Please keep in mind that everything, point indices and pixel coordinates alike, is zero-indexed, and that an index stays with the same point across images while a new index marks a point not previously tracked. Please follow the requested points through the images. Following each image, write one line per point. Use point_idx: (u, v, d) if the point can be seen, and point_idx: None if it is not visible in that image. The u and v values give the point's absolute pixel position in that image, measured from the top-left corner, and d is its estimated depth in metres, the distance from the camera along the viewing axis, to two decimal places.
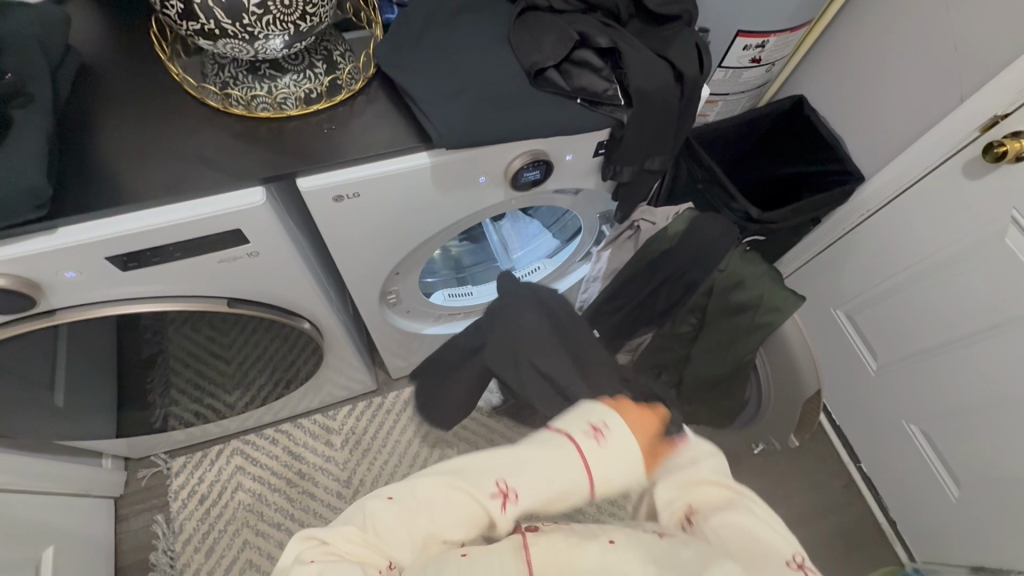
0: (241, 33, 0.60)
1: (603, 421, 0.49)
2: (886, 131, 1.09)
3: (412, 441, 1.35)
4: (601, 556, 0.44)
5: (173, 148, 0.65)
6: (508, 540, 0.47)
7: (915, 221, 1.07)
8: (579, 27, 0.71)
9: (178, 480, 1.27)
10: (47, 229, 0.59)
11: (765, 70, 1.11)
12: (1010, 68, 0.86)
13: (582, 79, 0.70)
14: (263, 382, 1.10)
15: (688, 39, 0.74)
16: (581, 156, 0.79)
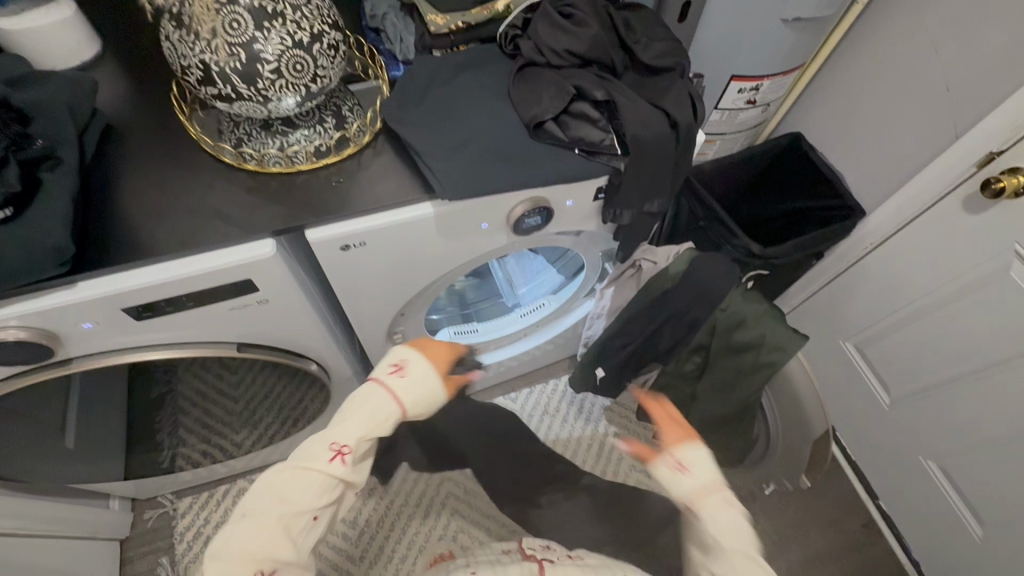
0: (255, 95, 0.64)
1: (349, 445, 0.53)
2: (884, 166, 1.11)
3: (418, 480, 1.34)
4: None
5: (190, 203, 0.68)
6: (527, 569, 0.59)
7: (918, 257, 1.07)
8: (576, 80, 0.74)
9: (184, 521, 1.27)
10: (69, 282, 0.62)
11: (760, 110, 1.14)
12: (1003, 106, 0.88)
13: (579, 130, 0.72)
14: (269, 423, 1.11)
15: (681, 88, 0.78)
16: (581, 201, 0.81)
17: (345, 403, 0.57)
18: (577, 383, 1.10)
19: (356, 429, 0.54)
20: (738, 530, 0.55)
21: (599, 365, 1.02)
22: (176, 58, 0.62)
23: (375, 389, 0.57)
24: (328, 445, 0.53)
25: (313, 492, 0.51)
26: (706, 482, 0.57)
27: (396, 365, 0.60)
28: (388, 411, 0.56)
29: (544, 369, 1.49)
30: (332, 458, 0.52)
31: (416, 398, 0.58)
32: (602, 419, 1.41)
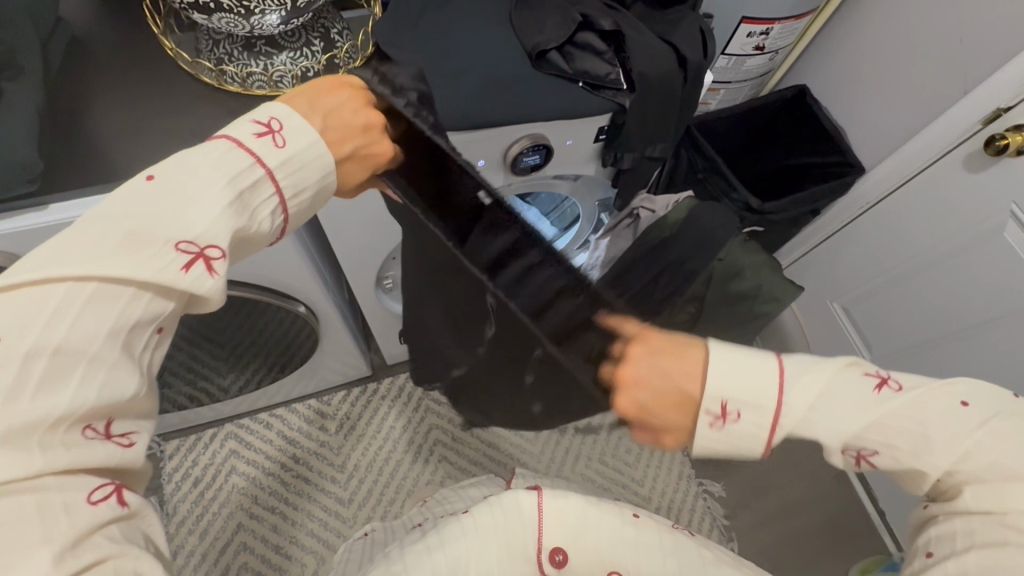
0: (236, 7, 0.59)
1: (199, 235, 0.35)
2: (888, 122, 1.09)
3: (407, 427, 1.36)
4: (618, 527, 0.50)
5: (167, 124, 0.64)
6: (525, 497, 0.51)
7: (914, 216, 1.07)
8: (581, 9, 0.69)
9: (172, 463, 1.27)
10: (40, 204, 0.57)
11: (767, 59, 1.10)
12: (1016, 60, 0.86)
13: (584, 62, 0.69)
14: (257, 367, 1.11)
15: (692, 23, 0.74)
16: (582, 142, 0.77)
17: (179, 170, 0.37)
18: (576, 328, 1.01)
19: (223, 219, 0.36)
20: (887, 410, 0.38)
21: None
22: None
23: (245, 155, 0.39)
24: (178, 244, 0.34)
25: (149, 299, 0.34)
26: (766, 419, 0.40)
27: (271, 130, 0.42)
28: (264, 201, 0.40)
29: None
30: (190, 265, 0.34)
31: (302, 192, 0.43)
32: None
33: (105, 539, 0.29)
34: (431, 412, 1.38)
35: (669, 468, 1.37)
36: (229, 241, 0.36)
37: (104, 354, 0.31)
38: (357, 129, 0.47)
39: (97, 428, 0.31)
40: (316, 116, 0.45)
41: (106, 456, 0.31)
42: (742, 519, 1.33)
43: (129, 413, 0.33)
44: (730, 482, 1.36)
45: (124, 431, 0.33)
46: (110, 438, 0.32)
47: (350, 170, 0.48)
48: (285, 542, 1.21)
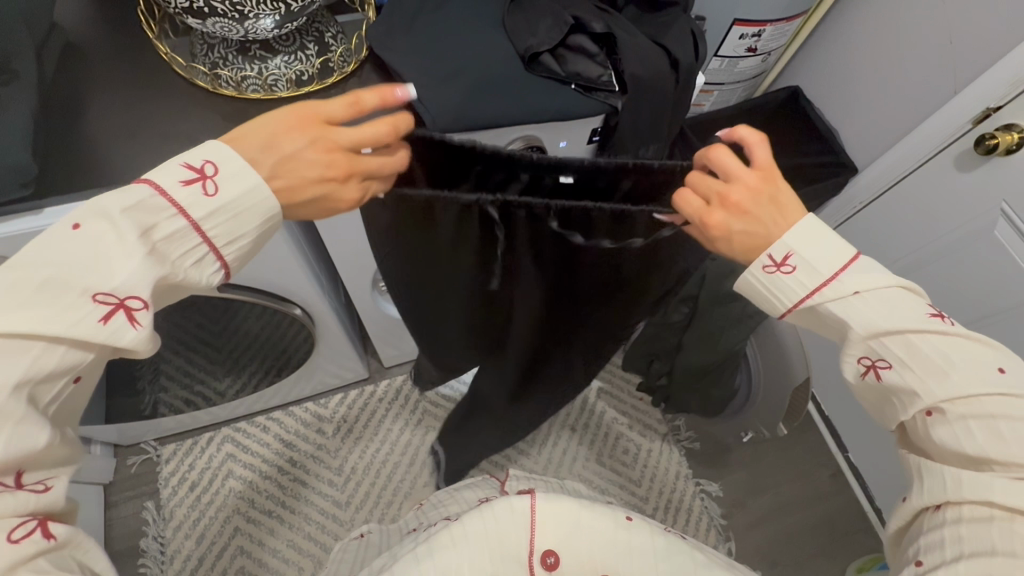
0: (230, 12, 0.59)
1: (117, 291, 0.41)
2: (880, 122, 1.10)
3: (405, 429, 1.36)
4: (610, 530, 0.50)
5: (161, 128, 0.64)
6: (517, 503, 0.51)
7: (907, 215, 1.08)
8: (574, 11, 0.70)
9: (168, 467, 1.26)
10: (36, 208, 0.58)
11: (760, 60, 1.11)
12: (1004, 60, 0.87)
13: (577, 64, 0.69)
14: (254, 370, 1.11)
15: (684, 25, 0.75)
16: (576, 143, 0.78)
17: (101, 224, 0.41)
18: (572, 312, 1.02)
19: (143, 270, 0.42)
20: (920, 334, 0.45)
21: None
22: None
23: (166, 206, 0.43)
24: (95, 296, 0.40)
25: (64, 350, 0.40)
26: (817, 279, 0.47)
27: (203, 176, 0.44)
28: (190, 251, 0.45)
29: None
30: (110, 315, 0.40)
31: (237, 239, 0.47)
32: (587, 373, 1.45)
33: (31, 570, 0.35)
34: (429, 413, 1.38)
35: (666, 468, 1.37)
36: (149, 292, 0.42)
37: (9, 409, 0.37)
38: (310, 181, 0.47)
39: (6, 480, 0.38)
40: (265, 161, 0.46)
41: (21, 501, 0.37)
42: (739, 519, 1.33)
43: (38, 462, 0.40)
44: (728, 480, 1.37)
45: (36, 479, 0.39)
46: (22, 487, 0.38)
47: (310, 209, 0.50)
48: (283, 545, 1.21)
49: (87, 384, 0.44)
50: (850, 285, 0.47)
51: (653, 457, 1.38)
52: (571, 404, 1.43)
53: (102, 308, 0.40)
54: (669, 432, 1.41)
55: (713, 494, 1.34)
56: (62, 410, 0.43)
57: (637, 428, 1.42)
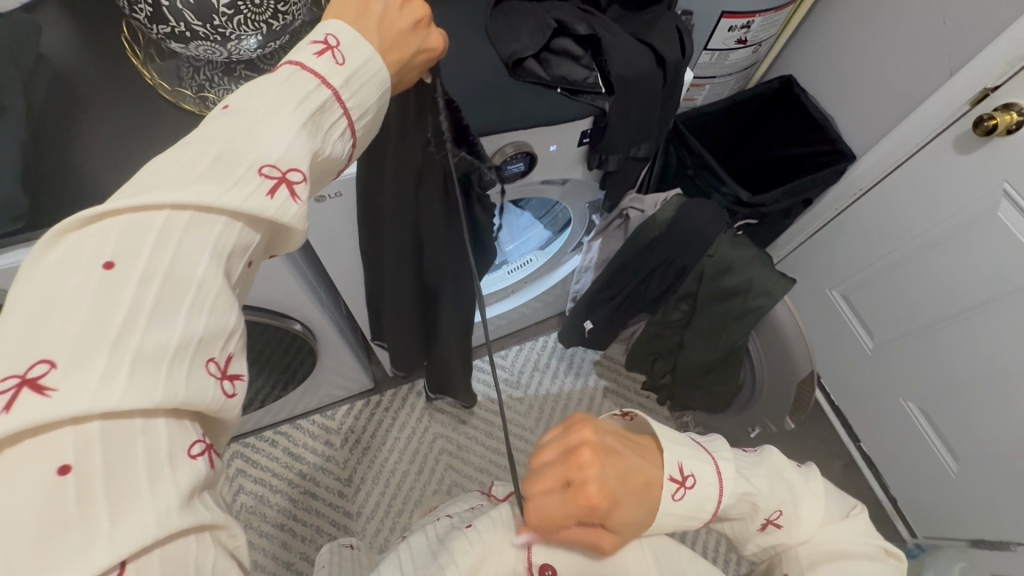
0: (212, 34, 0.59)
1: (280, 160, 0.34)
2: (876, 107, 1.08)
3: (412, 436, 1.36)
4: (603, 543, 0.52)
5: (148, 152, 0.64)
6: (516, 510, 0.54)
7: (909, 199, 1.06)
8: (556, 15, 0.69)
9: None
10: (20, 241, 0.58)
11: (751, 51, 1.10)
12: (999, 39, 0.85)
13: (562, 68, 0.69)
14: (260, 386, 1.12)
15: (668, 22, 0.74)
16: (565, 146, 0.77)
17: (249, 100, 0.36)
18: (567, 337, 1.14)
19: (299, 139, 0.36)
20: (767, 472, 0.48)
21: (587, 318, 1.05)
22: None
23: (309, 78, 0.38)
24: (261, 168, 0.33)
25: (240, 229, 0.33)
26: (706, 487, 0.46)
27: (329, 47, 0.40)
28: (333, 125, 0.39)
29: (533, 327, 1.52)
30: (275, 190, 0.33)
31: (366, 114, 0.41)
32: (590, 373, 1.46)
33: (199, 504, 0.27)
34: (434, 420, 1.38)
35: None
36: (307, 165, 0.35)
37: (208, 280, 0.30)
38: (411, 33, 0.43)
39: (217, 363, 0.31)
40: (365, 24, 0.42)
41: (214, 398, 0.30)
42: None
43: (238, 356, 0.33)
44: None
45: (239, 372, 0.32)
46: (226, 379, 0.31)
47: (411, 74, 0.46)
48: (296, 558, 1.22)
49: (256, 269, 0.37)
50: (734, 476, 0.46)
51: None
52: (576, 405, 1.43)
53: (268, 176, 0.33)
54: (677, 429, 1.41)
55: None
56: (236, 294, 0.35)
57: None
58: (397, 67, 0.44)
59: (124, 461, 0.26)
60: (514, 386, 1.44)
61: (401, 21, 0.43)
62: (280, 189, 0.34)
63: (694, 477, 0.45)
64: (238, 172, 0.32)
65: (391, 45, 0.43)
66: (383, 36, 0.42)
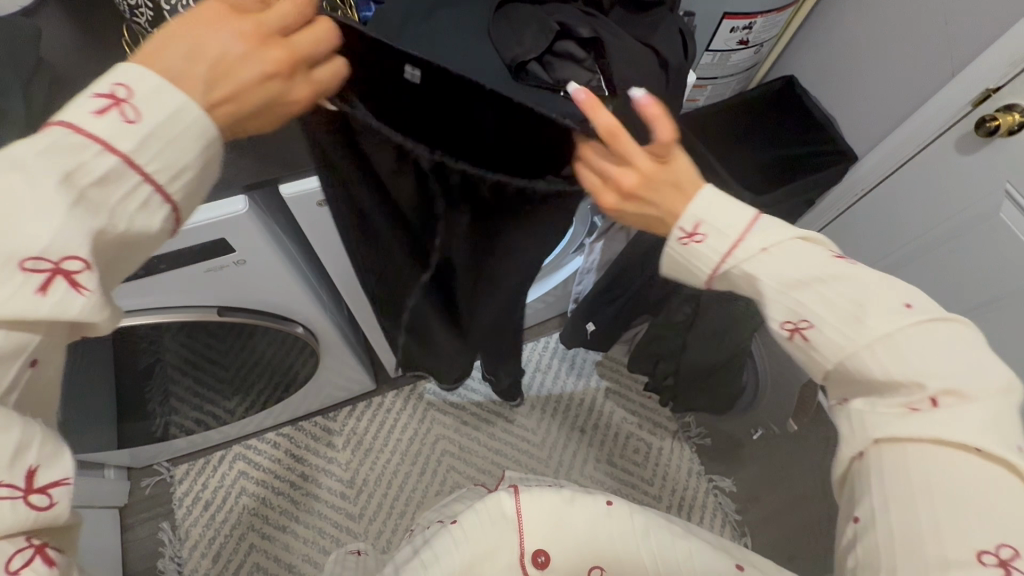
0: None
1: (50, 251, 0.32)
2: (879, 108, 1.08)
3: (414, 437, 1.36)
4: (595, 518, 0.57)
5: None
6: (504, 502, 0.58)
7: (911, 200, 1.06)
8: (559, 18, 0.69)
9: (182, 487, 1.26)
10: None
11: (752, 52, 1.10)
12: (1001, 39, 0.85)
13: (564, 71, 0.68)
14: (262, 387, 1.12)
15: (671, 26, 0.74)
16: None
17: (8, 175, 0.32)
18: (569, 338, 1.13)
19: (73, 218, 0.32)
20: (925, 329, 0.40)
21: (588, 320, 1.05)
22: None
23: (87, 143, 0.34)
24: (22, 264, 0.31)
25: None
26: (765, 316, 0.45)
27: (117, 101, 0.36)
28: (131, 194, 0.36)
29: (535, 328, 1.51)
30: (47, 284, 0.32)
31: (182, 172, 0.38)
32: (593, 374, 1.46)
33: None
34: (436, 421, 1.38)
35: (677, 465, 1.37)
36: (88, 248, 0.33)
37: None
38: (254, 84, 0.41)
39: (15, 484, 0.30)
40: (195, 68, 0.39)
41: (20, 517, 0.30)
42: (753, 513, 1.32)
43: (53, 462, 0.32)
44: (741, 476, 1.36)
45: (55, 481, 0.32)
46: (34, 494, 0.31)
47: (269, 112, 0.44)
48: (297, 560, 1.22)
49: (56, 364, 0.35)
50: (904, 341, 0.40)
51: (665, 454, 1.38)
52: (579, 405, 1.43)
53: (32, 274, 0.31)
54: (679, 429, 1.41)
55: (726, 490, 1.34)
56: (36, 392, 0.34)
57: (646, 426, 1.42)
58: (226, 120, 0.41)
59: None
60: None
61: (242, 69, 0.40)
62: (48, 291, 0.32)
63: (813, 322, 0.43)
64: None
65: (220, 97, 0.40)
66: (218, 85, 0.40)
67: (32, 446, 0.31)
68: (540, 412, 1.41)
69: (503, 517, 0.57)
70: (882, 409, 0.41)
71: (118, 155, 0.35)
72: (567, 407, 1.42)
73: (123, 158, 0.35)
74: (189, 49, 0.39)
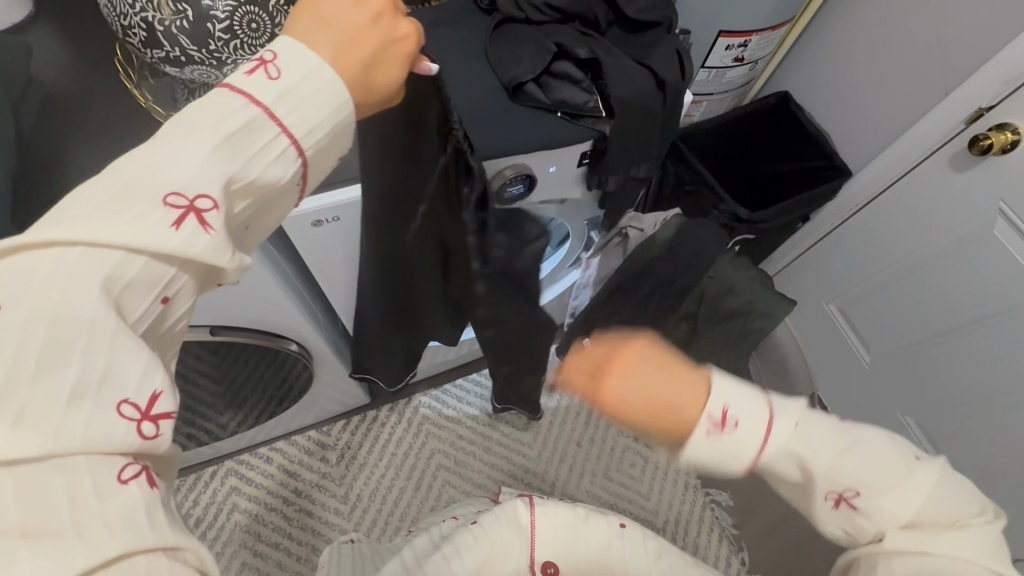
0: (208, 59, 0.58)
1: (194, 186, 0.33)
2: (872, 124, 1.09)
3: (409, 452, 1.35)
4: (595, 537, 0.56)
5: None
6: (523, 514, 0.57)
7: (905, 216, 1.07)
8: (556, 39, 0.69)
9: (172, 505, 1.24)
10: None
11: (748, 68, 1.10)
12: (994, 59, 0.86)
13: (562, 92, 0.69)
14: (254, 403, 1.10)
15: (668, 46, 0.74)
16: (565, 167, 0.76)
17: (174, 128, 0.35)
18: None
19: (213, 162, 0.34)
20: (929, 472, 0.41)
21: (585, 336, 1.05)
22: (116, 17, 0.57)
23: (237, 97, 0.37)
24: (167, 198, 0.32)
25: (141, 261, 0.31)
26: (758, 438, 0.41)
27: (263, 62, 0.38)
28: (268, 143, 0.37)
29: None
30: (182, 218, 0.32)
31: (316, 127, 0.39)
32: None
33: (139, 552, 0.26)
34: (431, 435, 1.37)
35: (674, 479, 1.36)
36: (219, 191, 0.34)
37: (103, 317, 0.29)
38: (371, 28, 0.42)
39: (137, 405, 0.29)
40: (321, 31, 0.40)
41: (128, 442, 0.28)
42: (750, 528, 1.31)
43: (172, 396, 0.31)
44: (737, 489, 1.36)
45: (166, 412, 0.30)
46: (146, 421, 0.29)
47: (389, 72, 0.44)
48: None
49: (187, 307, 0.35)
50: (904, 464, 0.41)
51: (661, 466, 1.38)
52: (574, 419, 1.42)
53: (175, 205, 0.32)
54: None
55: (723, 503, 1.34)
56: (159, 333, 0.34)
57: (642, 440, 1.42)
58: (363, 67, 0.42)
59: (44, 491, 0.25)
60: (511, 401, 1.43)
61: (356, 16, 0.41)
62: (184, 221, 0.32)
63: (860, 494, 0.40)
64: (129, 210, 0.31)
65: (344, 45, 0.41)
66: (339, 35, 0.41)
67: (158, 373, 0.30)
68: (535, 426, 1.40)
69: (522, 529, 0.56)
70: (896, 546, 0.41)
71: (256, 103, 0.37)
72: (563, 420, 1.42)
73: (264, 109, 0.37)
74: (309, 19, 0.41)
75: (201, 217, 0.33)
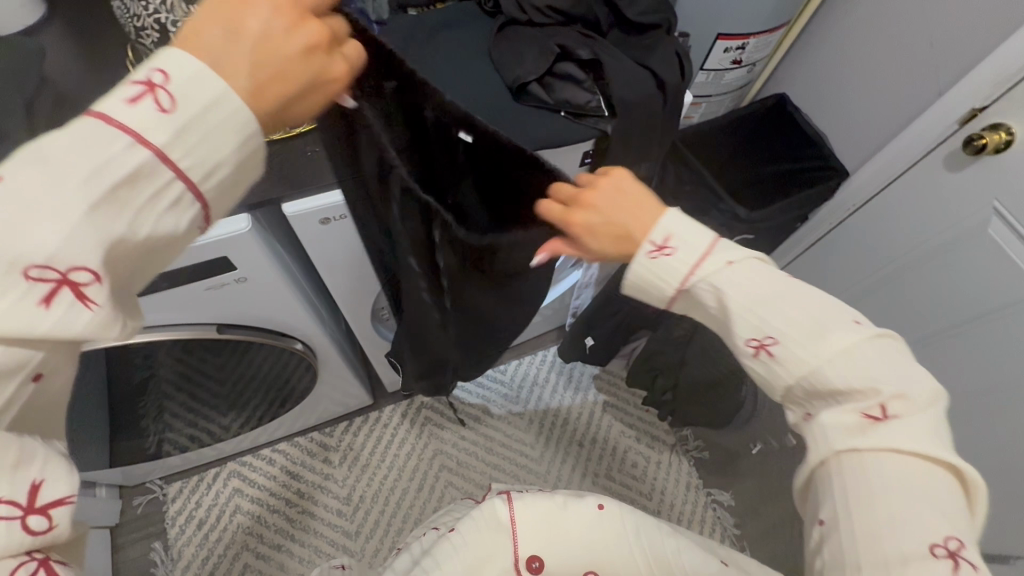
0: None
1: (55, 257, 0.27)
2: (869, 125, 1.11)
3: (411, 453, 1.35)
4: (597, 525, 0.56)
5: None
6: (501, 514, 0.57)
7: (902, 216, 1.08)
8: (559, 40, 0.71)
9: (175, 506, 1.24)
10: None
11: (746, 71, 1.12)
12: (987, 61, 0.87)
13: (565, 92, 0.70)
14: (257, 404, 1.10)
15: (668, 48, 0.76)
16: (569, 167, 0.77)
17: (25, 169, 0.28)
18: (567, 353, 1.14)
19: (87, 224, 0.28)
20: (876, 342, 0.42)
21: (588, 334, 1.06)
22: (130, 19, 0.58)
23: (116, 134, 0.30)
24: (26, 273, 0.27)
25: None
26: (694, 252, 0.44)
27: (152, 86, 0.31)
28: (154, 193, 0.31)
29: (533, 341, 1.52)
30: (52, 296, 0.28)
31: (219, 168, 0.33)
32: (590, 388, 1.46)
33: None
34: (433, 436, 1.37)
35: (675, 479, 1.37)
36: (99, 259, 0.29)
37: None
38: (300, 60, 0.35)
39: (16, 502, 0.27)
40: (233, 52, 0.33)
41: (16, 540, 0.27)
42: (752, 528, 1.31)
43: (60, 479, 0.29)
44: (738, 490, 1.36)
45: (57, 499, 0.28)
46: (33, 514, 0.27)
47: (307, 109, 0.38)
48: None
49: (65, 376, 0.31)
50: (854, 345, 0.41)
51: (662, 466, 1.38)
52: (577, 419, 1.43)
53: (34, 284, 0.27)
54: (677, 443, 1.41)
55: (725, 504, 1.34)
56: (41, 405, 0.31)
57: (644, 440, 1.42)
58: (278, 104, 0.35)
59: None
60: (513, 402, 1.44)
61: (285, 42, 0.34)
62: (49, 299, 0.28)
63: (779, 339, 0.42)
64: None
65: (264, 76, 0.34)
66: (261, 67, 0.34)
67: (35, 459, 0.28)
68: (537, 426, 1.41)
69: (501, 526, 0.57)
70: (840, 418, 0.41)
71: (146, 147, 0.30)
72: (565, 421, 1.42)
73: (154, 151, 0.30)
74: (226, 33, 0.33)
75: (78, 291, 0.28)
